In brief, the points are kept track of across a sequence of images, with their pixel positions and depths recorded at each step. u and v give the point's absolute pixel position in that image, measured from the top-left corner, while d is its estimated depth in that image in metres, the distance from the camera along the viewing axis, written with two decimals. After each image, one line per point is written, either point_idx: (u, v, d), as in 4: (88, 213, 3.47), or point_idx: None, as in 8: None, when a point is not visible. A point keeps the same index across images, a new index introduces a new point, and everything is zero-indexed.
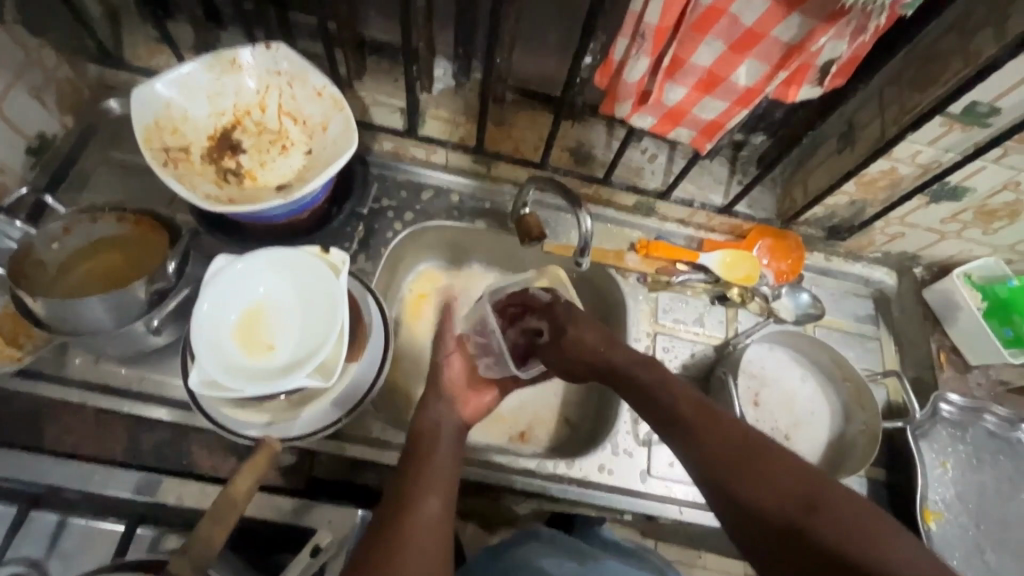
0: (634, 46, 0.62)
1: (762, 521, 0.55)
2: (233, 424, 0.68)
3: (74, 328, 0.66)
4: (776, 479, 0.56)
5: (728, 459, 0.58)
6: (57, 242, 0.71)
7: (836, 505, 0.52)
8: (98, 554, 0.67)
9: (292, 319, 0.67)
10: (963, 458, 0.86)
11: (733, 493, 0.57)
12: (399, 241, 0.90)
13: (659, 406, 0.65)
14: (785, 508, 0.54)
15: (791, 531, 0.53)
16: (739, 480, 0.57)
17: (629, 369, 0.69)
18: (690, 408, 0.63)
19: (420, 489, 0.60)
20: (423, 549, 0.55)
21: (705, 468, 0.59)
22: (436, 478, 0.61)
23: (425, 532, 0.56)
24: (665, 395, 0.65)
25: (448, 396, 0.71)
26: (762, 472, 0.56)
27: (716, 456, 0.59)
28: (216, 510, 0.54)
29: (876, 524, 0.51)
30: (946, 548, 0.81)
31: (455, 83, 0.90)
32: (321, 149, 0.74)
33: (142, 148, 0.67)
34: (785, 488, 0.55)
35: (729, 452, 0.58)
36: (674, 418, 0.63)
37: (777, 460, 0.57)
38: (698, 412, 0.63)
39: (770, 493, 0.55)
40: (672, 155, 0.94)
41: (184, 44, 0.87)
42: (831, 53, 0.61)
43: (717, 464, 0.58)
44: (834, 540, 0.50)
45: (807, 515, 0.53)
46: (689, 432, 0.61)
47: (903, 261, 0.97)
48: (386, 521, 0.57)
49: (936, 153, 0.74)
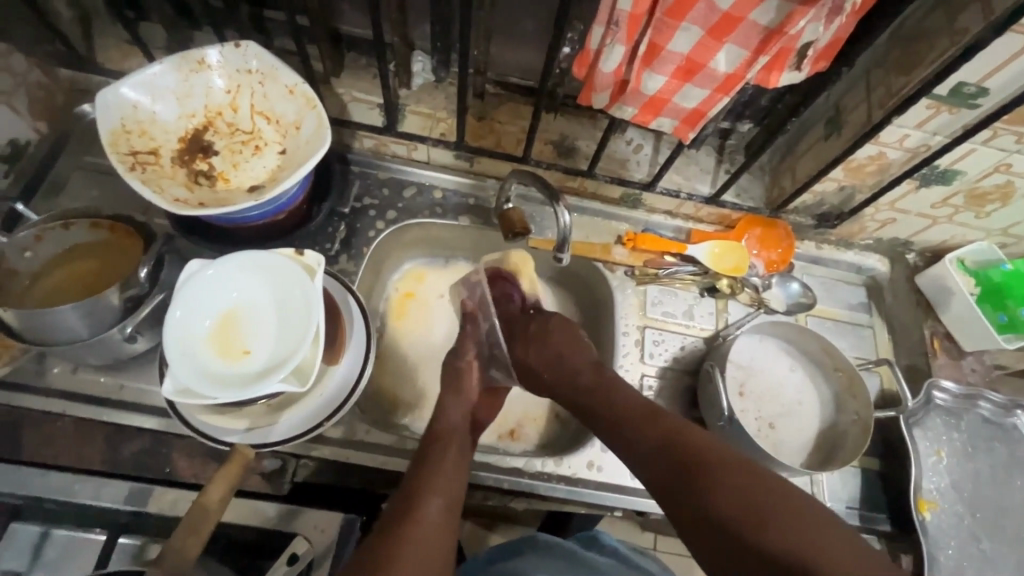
0: (609, 34, 0.61)
1: (716, 529, 0.54)
2: (211, 430, 0.67)
3: (46, 338, 0.65)
4: (732, 487, 0.55)
5: (686, 467, 0.58)
6: (30, 251, 0.70)
7: (790, 513, 0.52)
8: (85, 562, 0.65)
9: (267, 323, 0.66)
10: (958, 446, 0.85)
11: (689, 500, 0.56)
12: (381, 239, 0.88)
13: (620, 419, 0.66)
14: (737, 515, 0.53)
15: (743, 539, 0.52)
16: (695, 485, 0.57)
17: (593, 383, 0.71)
18: (650, 420, 0.64)
19: (425, 488, 0.61)
20: (425, 546, 0.55)
21: (660, 478, 0.60)
22: (443, 480, 0.62)
23: (428, 529, 0.57)
24: (626, 409, 0.66)
25: (464, 404, 0.73)
26: (718, 480, 0.56)
27: (676, 464, 0.59)
28: (187, 520, 0.54)
29: (828, 532, 0.50)
30: (941, 537, 0.80)
31: (434, 78, 0.88)
32: (294, 148, 0.72)
33: (108, 152, 0.66)
34: (739, 496, 0.54)
35: (684, 461, 0.59)
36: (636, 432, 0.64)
37: (735, 469, 0.56)
38: (659, 423, 0.63)
39: (717, 503, 0.55)
40: (658, 145, 0.93)
41: (156, 45, 0.85)
42: (810, 35, 0.60)
43: (676, 473, 0.59)
44: (784, 547, 0.49)
45: (759, 524, 0.52)
46: (646, 445, 0.62)
47: (895, 247, 0.96)
48: (392, 519, 0.58)
49: (924, 136, 0.72)
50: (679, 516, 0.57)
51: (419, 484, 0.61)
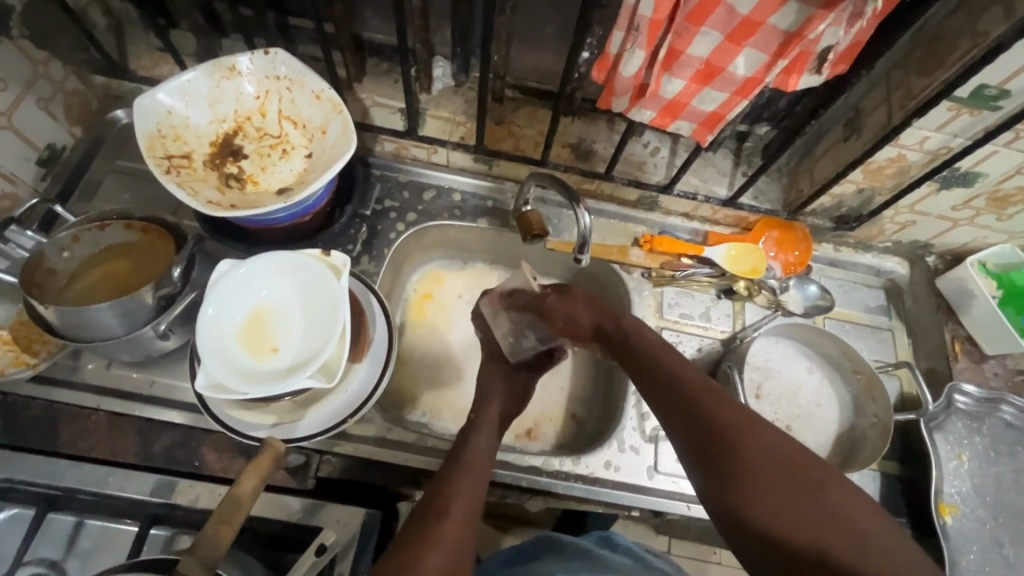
0: (629, 39, 0.62)
1: (753, 511, 0.53)
2: (240, 425, 0.69)
3: (85, 335, 0.67)
4: (776, 470, 0.54)
5: (729, 446, 0.57)
6: (67, 251, 0.72)
7: (834, 496, 0.51)
8: (116, 552, 0.69)
9: (294, 322, 0.68)
10: (980, 450, 0.84)
11: (726, 478, 0.56)
12: (402, 241, 0.90)
13: (669, 386, 0.63)
14: (779, 497, 0.53)
15: (784, 523, 0.51)
16: (737, 461, 0.56)
17: (644, 346, 0.68)
18: (699, 390, 0.62)
19: (451, 493, 0.61)
20: (452, 548, 0.55)
21: (700, 448, 0.59)
22: (467, 485, 0.62)
23: (453, 531, 0.56)
24: (678, 374, 0.64)
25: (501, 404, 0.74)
26: (763, 463, 0.55)
27: (718, 440, 0.58)
28: (221, 510, 0.56)
29: (868, 519, 0.50)
30: (962, 542, 0.79)
31: (454, 82, 0.90)
32: (320, 152, 0.74)
33: (145, 155, 0.68)
34: (786, 483, 0.53)
35: (732, 434, 0.57)
36: (685, 401, 0.62)
37: (778, 450, 0.55)
38: (706, 393, 0.61)
39: (761, 482, 0.54)
40: (675, 148, 0.93)
41: (186, 52, 0.88)
42: (829, 40, 0.60)
43: (719, 449, 0.57)
44: (824, 531, 0.49)
45: (805, 511, 0.51)
46: (691, 414, 0.61)
47: (914, 250, 0.96)
48: (420, 521, 0.58)
49: (944, 138, 0.72)
50: (715, 491, 0.56)
51: (446, 488, 0.62)
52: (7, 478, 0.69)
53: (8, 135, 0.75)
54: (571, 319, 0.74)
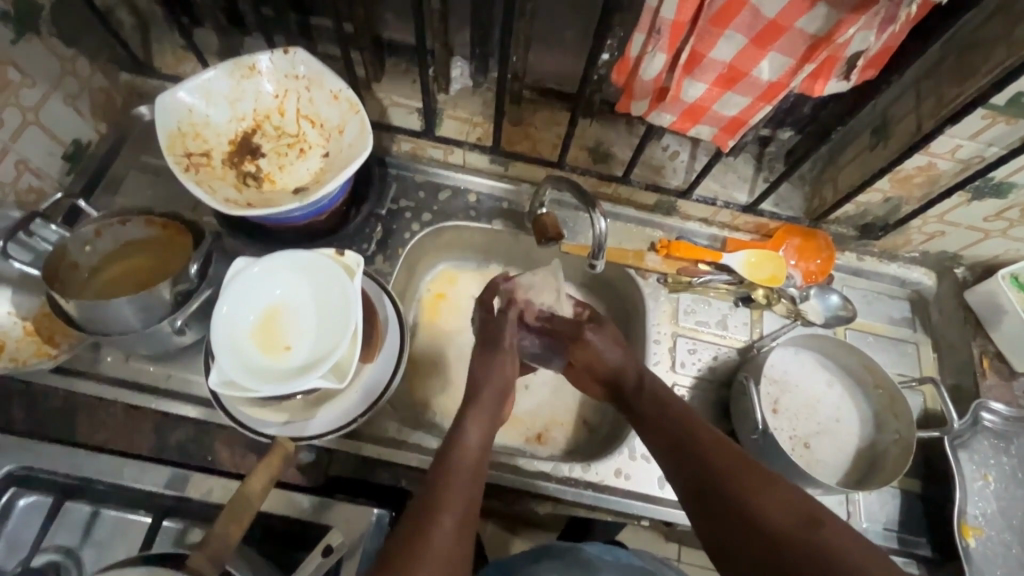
0: (650, 41, 0.60)
1: (758, 537, 0.54)
2: (253, 422, 0.70)
3: (105, 329, 0.69)
4: (776, 494, 0.56)
5: (729, 474, 0.59)
6: (90, 245, 0.74)
7: (836, 525, 0.53)
8: (130, 541, 0.68)
9: (307, 322, 0.68)
10: (1007, 471, 0.81)
11: (734, 515, 0.56)
12: (417, 241, 0.90)
13: (666, 433, 0.65)
14: (788, 525, 0.53)
15: (787, 539, 0.53)
16: (744, 498, 0.56)
17: (643, 395, 0.71)
18: (700, 433, 0.64)
19: (444, 487, 0.59)
20: (454, 547, 0.54)
21: (699, 477, 0.60)
22: (464, 478, 0.61)
23: (452, 528, 0.56)
24: (677, 415, 0.67)
25: (494, 399, 0.70)
26: (764, 487, 0.57)
27: (718, 480, 0.59)
28: (231, 508, 0.56)
29: (871, 547, 0.51)
30: (986, 565, 0.76)
31: (472, 83, 0.89)
32: (337, 151, 0.75)
33: (165, 153, 0.69)
34: (786, 506, 0.55)
35: (731, 463, 0.60)
36: (684, 435, 0.64)
37: (776, 486, 0.57)
38: (704, 433, 0.64)
39: (763, 505, 0.55)
40: (695, 152, 0.91)
41: (209, 51, 0.89)
42: (860, 45, 0.58)
43: (721, 479, 0.59)
44: (831, 549, 0.51)
45: (809, 529, 0.53)
46: (689, 445, 0.63)
47: (942, 262, 0.93)
48: (413, 523, 0.56)
49: (978, 147, 0.70)
50: (721, 530, 0.57)
51: (440, 483, 0.60)
52: (25, 465, 0.69)
53: (37, 131, 0.77)
54: (591, 362, 0.77)
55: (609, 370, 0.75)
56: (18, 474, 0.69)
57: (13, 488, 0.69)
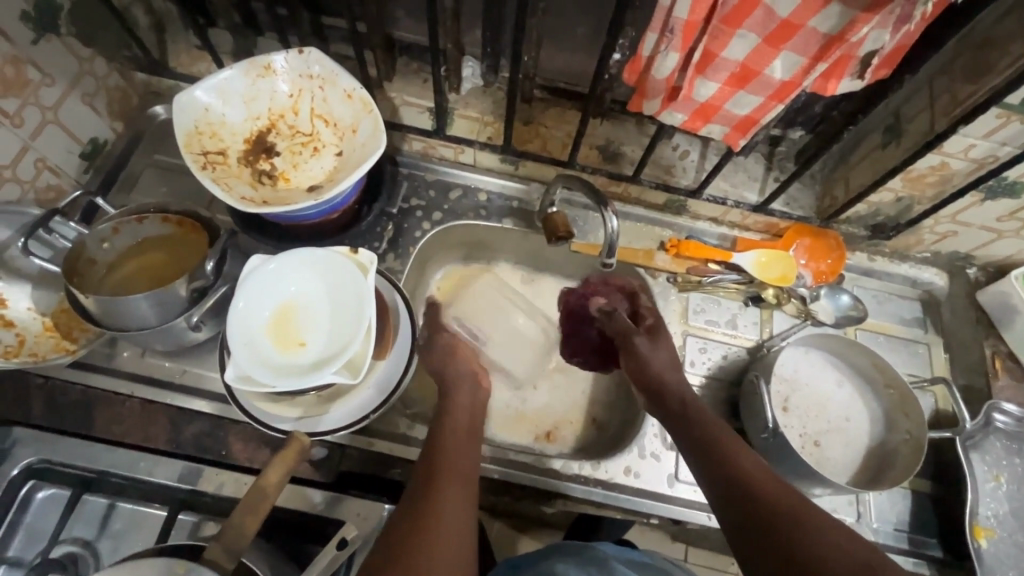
0: (663, 40, 0.61)
1: None
2: (267, 417, 0.71)
3: (123, 324, 0.70)
4: (835, 544, 0.51)
5: (780, 517, 0.54)
6: (107, 242, 0.75)
7: None
8: (146, 534, 0.70)
9: (322, 319, 0.69)
10: (1020, 472, 0.81)
11: (783, 558, 0.52)
12: (427, 239, 0.91)
13: (715, 466, 0.62)
14: None
15: None
16: (795, 545, 0.52)
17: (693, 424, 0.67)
18: (750, 468, 0.60)
19: (446, 446, 0.65)
20: (460, 496, 0.60)
21: (749, 520, 0.56)
22: (463, 440, 0.67)
23: (455, 480, 0.61)
24: (728, 448, 0.63)
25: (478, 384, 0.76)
26: (820, 534, 0.52)
27: (766, 521, 0.55)
28: (248, 500, 0.57)
29: None
30: (998, 566, 0.76)
31: (483, 82, 0.90)
32: (350, 150, 0.75)
33: (182, 151, 0.70)
34: (845, 556, 0.50)
35: (784, 506, 0.55)
36: (733, 470, 0.60)
37: (808, 508, 0.55)
38: (755, 471, 0.60)
39: (820, 555, 0.50)
40: (705, 151, 0.91)
41: (223, 51, 0.90)
42: (874, 44, 0.58)
43: (772, 523, 0.54)
44: None
45: None
46: (739, 483, 0.59)
47: (954, 262, 0.92)
48: (419, 482, 0.61)
49: (992, 146, 0.69)
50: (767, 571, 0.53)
51: (441, 443, 0.66)
52: (44, 458, 0.70)
53: (56, 130, 0.78)
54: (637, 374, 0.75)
55: (657, 387, 0.72)
56: (36, 467, 0.70)
57: (32, 481, 0.70)
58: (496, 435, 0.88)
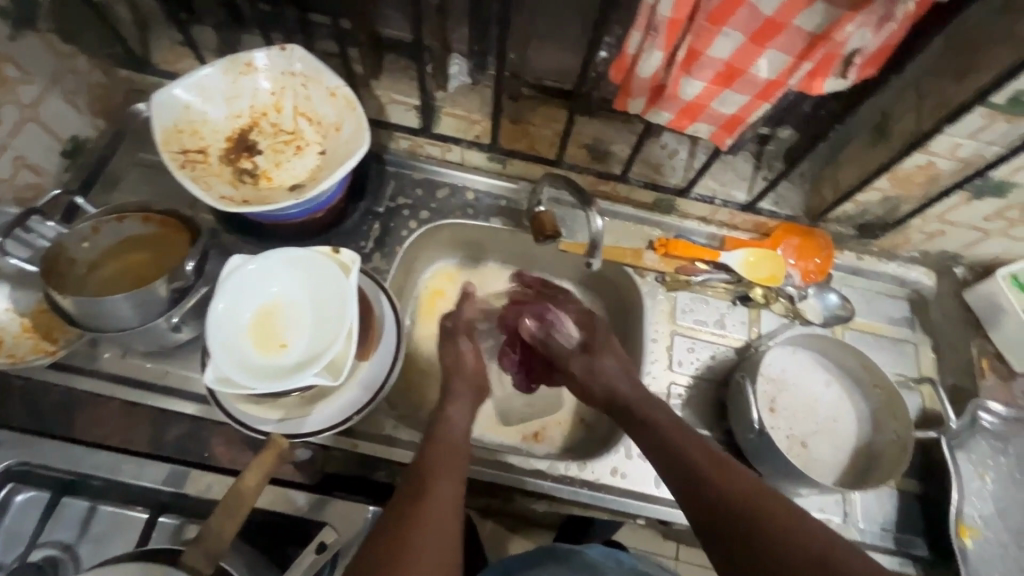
0: (648, 38, 0.60)
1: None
2: (249, 419, 0.70)
3: (103, 325, 0.69)
4: (787, 534, 0.54)
5: (738, 511, 0.58)
6: (88, 242, 0.74)
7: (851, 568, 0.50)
8: (127, 537, 0.69)
9: (304, 320, 0.68)
10: (1005, 471, 0.81)
11: (742, 550, 0.56)
12: (414, 239, 0.90)
13: (671, 464, 0.65)
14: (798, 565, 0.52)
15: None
16: (751, 536, 0.55)
17: (650, 422, 0.70)
18: (708, 462, 0.63)
19: (434, 445, 0.66)
20: (446, 491, 0.60)
21: (708, 514, 0.59)
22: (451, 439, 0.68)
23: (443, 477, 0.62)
24: (683, 444, 0.66)
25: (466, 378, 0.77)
26: (773, 524, 0.55)
27: (725, 514, 0.58)
28: (226, 504, 0.57)
29: None
30: (982, 565, 0.76)
31: (471, 80, 0.88)
32: (333, 149, 0.75)
33: (161, 150, 0.69)
34: (797, 545, 0.53)
35: (741, 499, 0.58)
36: (690, 467, 0.63)
37: (792, 517, 0.56)
38: (711, 465, 0.62)
39: (774, 545, 0.54)
40: (694, 150, 0.91)
41: (207, 47, 0.88)
42: (858, 43, 0.58)
43: (730, 516, 0.58)
44: None
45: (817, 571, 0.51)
46: (697, 480, 0.62)
47: (943, 261, 0.92)
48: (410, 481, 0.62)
49: (978, 146, 0.69)
50: (729, 559, 0.57)
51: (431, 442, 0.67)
52: (23, 461, 0.68)
53: (35, 128, 0.77)
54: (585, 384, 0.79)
55: (608, 393, 0.76)
56: (17, 469, 0.69)
57: (11, 484, 0.70)
58: (483, 436, 0.88)
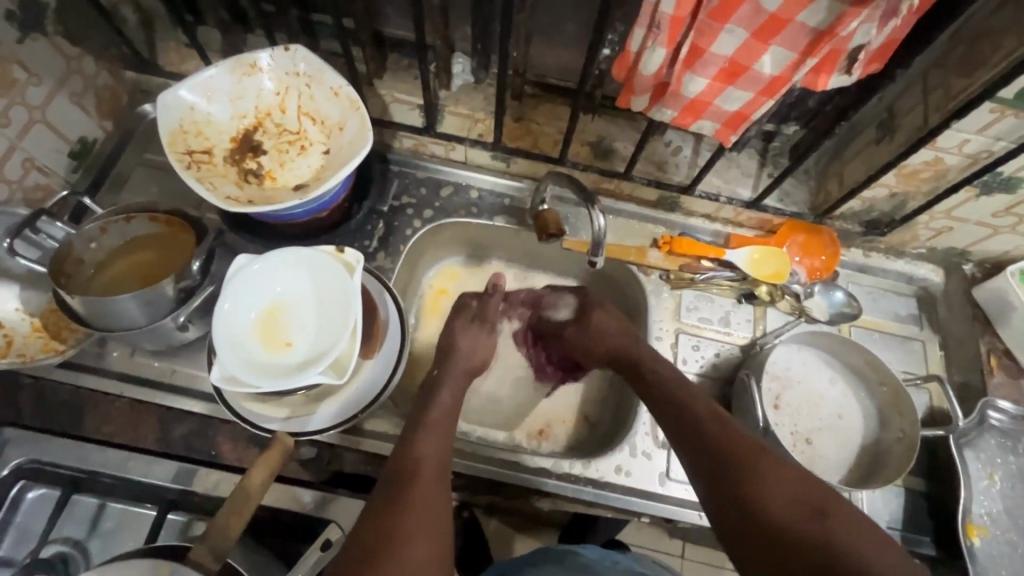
0: (650, 36, 0.60)
1: (763, 528, 0.54)
2: (255, 417, 0.71)
3: (111, 325, 0.69)
4: (783, 483, 0.56)
5: (735, 460, 0.59)
6: (95, 242, 0.74)
7: (842, 518, 0.52)
8: (136, 533, 0.70)
9: (309, 318, 0.69)
10: (1014, 470, 0.80)
11: (737, 499, 0.57)
12: (418, 237, 0.90)
13: (675, 417, 0.66)
14: (791, 512, 0.54)
15: (789, 525, 0.53)
16: (747, 485, 0.57)
17: (656, 379, 0.72)
18: (709, 417, 0.64)
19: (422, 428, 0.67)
20: (436, 476, 0.61)
21: (707, 464, 0.61)
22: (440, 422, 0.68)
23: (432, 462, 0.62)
24: (687, 400, 0.67)
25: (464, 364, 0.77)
26: (769, 473, 0.57)
27: (722, 464, 0.59)
28: (232, 501, 0.58)
29: (879, 541, 0.51)
30: (991, 565, 0.76)
31: (474, 79, 0.89)
32: (336, 149, 0.75)
33: (167, 151, 0.70)
34: (791, 494, 0.55)
35: (739, 449, 0.60)
36: (693, 420, 0.65)
37: (786, 470, 0.57)
38: (713, 418, 0.64)
39: (769, 492, 0.55)
40: (698, 147, 0.91)
41: (212, 49, 0.89)
42: (862, 38, 0.58)
43: (727, 465, 0.59)
44: (834, 539, 0.50)
45: (809, 519, 0.53)
46: (698, 431, 0.63)
47: (950, 257, 0.91)
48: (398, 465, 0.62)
49: (987, 141, 0.68)
50: (721, 510, 0.58)
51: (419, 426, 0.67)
52: (35, 458, 0.70)
53: (44, 130, 0.78)
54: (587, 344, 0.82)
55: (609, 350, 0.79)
56: (27, 467, 0.70)
57: (22, 481, 0.71)
58: (487, 434, 0.88)
